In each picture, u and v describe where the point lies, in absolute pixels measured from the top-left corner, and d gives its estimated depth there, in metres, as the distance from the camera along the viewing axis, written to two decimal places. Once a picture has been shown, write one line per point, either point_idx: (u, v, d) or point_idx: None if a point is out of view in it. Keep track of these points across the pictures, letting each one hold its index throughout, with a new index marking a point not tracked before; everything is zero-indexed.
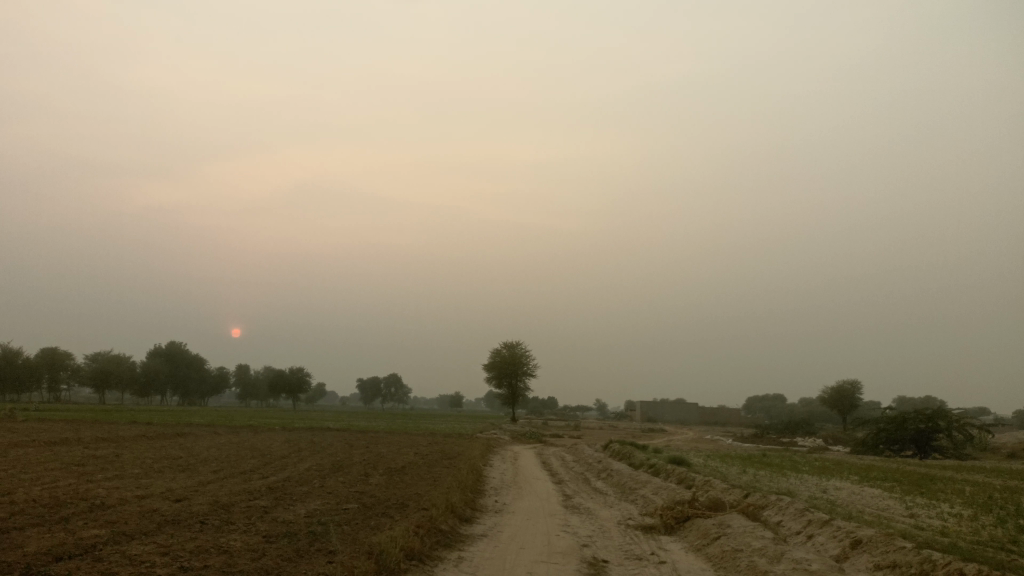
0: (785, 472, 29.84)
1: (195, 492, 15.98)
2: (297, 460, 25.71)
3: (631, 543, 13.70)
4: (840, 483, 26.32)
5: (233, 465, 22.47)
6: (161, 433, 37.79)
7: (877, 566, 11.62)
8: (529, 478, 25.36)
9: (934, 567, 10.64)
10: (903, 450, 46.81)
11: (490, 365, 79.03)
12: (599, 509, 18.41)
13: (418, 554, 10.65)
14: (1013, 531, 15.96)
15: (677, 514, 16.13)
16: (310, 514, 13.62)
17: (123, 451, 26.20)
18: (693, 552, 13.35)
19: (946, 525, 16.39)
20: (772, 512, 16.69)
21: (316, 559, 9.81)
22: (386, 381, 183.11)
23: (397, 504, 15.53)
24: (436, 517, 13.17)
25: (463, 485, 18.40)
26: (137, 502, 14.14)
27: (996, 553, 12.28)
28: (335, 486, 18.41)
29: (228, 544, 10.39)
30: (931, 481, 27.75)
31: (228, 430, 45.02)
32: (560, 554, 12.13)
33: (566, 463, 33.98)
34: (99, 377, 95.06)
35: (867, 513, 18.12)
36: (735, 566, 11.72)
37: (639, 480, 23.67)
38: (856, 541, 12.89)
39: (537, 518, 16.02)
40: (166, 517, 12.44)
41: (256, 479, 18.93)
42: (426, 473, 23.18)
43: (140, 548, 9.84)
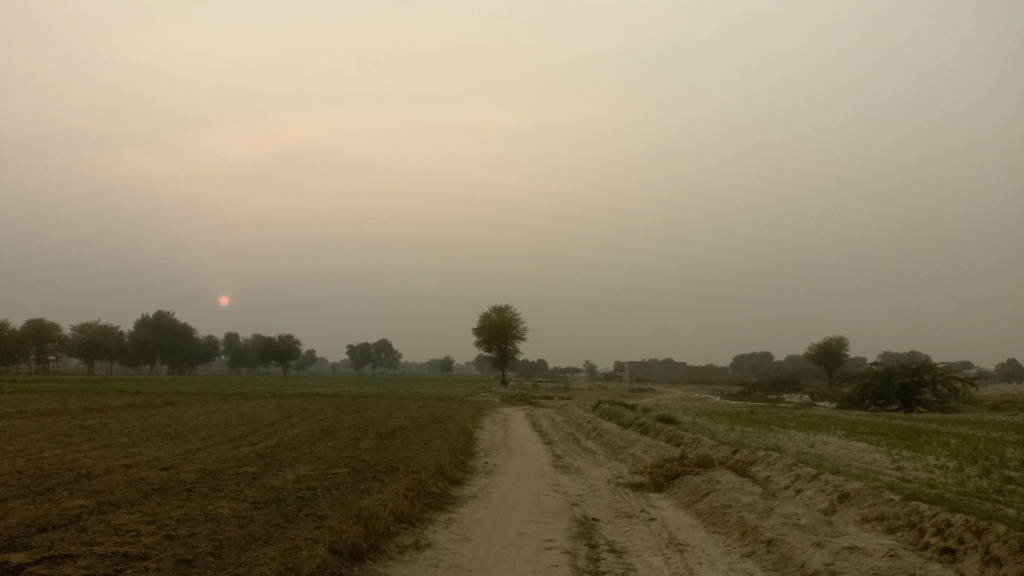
0: (773, 428, 30.10)
1: (183, 460, 15.88)
2: (286, 427, 25.68)
3: (621, 501, 13.73)
4: (827, 438, 26.58)
5: (222, 433, 22.38)
6: (150, 402, 37.72)
7: (865, 519, 11.70)
8: (519, 439, 25.45)
9: (922, 519, 10.69)
10: (889, 404, 47.36)
11: (480, 329, 78.95)
12: (589, 468, 18.49)
13: (408, 516, 10.60)
14: (998, 482, 16.13)
15: (667, 472, 16.19)
16: (299, 479, 13.53)
17: (111, 420, 26.09)
18: (682, 508, 13.41)
19: (932, 478, 16.56)
20: (760, 468, 16.81)
21: (304, 524, 9.72)
22: (376, 346, 183.27)
23: (387, 468, 15.49)
24: (426, 479, 13.14)
25: (453, 447, 18.39)
26: (124, 471, 14.02)
27: (983, 503, 12.39)
28: (324, 451, 18.35)
29: (215, 512, 10.29)
30: (917, 434, 28.07)
31: (218, 398, 44.98)
32: (550, 514, 12.13)
33: (555, 424, 34.16)
34: (87, 348, 94.60)
35: (854, 467, 18.27)
36: (724, 522, 11.76)
37: (628, 439, 23.78)
38: (844, 494, 12.97)
39: (527, 478, 16.04)
40: (153, 485, 12.30)
41: (245, 446, 18.86)
42: (416, 436, 23.20)
43: (125, 518, 9.70)
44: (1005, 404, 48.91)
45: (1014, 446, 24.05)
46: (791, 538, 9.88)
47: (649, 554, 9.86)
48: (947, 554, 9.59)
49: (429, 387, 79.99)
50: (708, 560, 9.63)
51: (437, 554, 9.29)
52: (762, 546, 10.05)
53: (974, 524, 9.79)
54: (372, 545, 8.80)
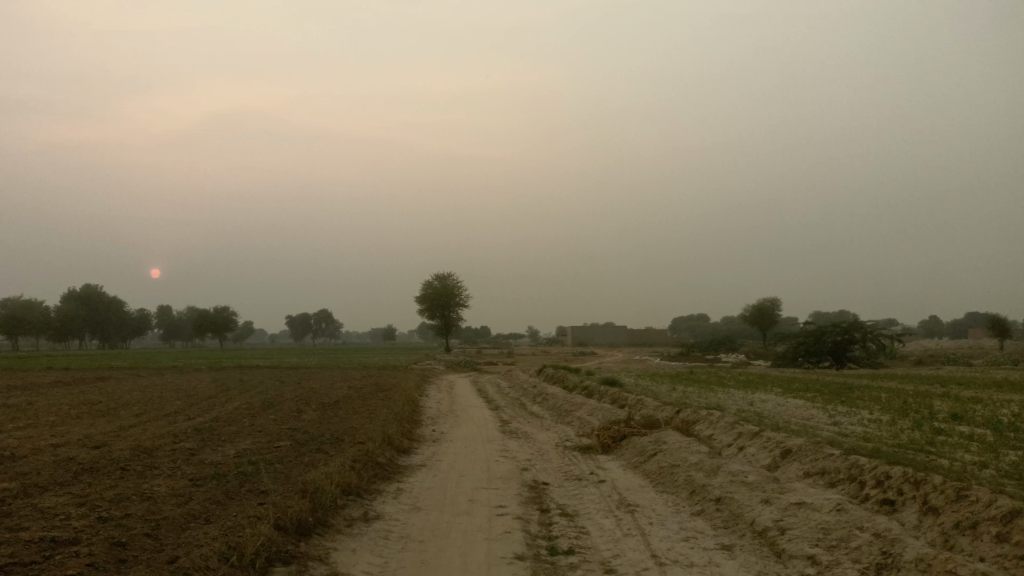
0: (713, 388, 30.72)
1: (116, 437, 15.22)
2: (225, 400, 25.01)
3: (569, 465, 13.71)
4: (765, 395, 27.22)
5: (157, 408, 21.60)
6: (79, 378, 36.26)
7: (808, 473, 11.95)
8: (465, 405, 25.35)
9: (862, 472, 10.94)
10: (821, 361, 48.87)
11: (422, 297, 78.22)
12: (537, 433, 18.47)
13: (355, 488, 10.33)
14: (931, 433, 16.72)
15: (614, 433, 16.27)
16: (240, 454, 13.08)
17: (37, 399, 24.93)
18: (631, 470, 13.48)
19: (868, 431, 17.06)
20: (703, 426, 17.05)
21: (247, 501, 9.35)
22: (315, 316, 180.27)
23: (331, 439, 15.13)
24: (373, 450, 12.86)
25: (398, 416, 18.12)
26: (52, 451, 13.34)
27: (918, 455, 12.77)
28: (266, 424, 17.85)
29: (151, 490, 9.84)
30: (849, 390, 28.99)
31: (151, 373, 43.56)
32: (500, 480, 12.01)
33: (501, 390, 34.20)
34: (10, 325, 90.40)
35: (793, 423, 18.73)
36: (673, 482, 11.86)
37: (574, 402, 23.91)
38: (786, 450, 13.21)
39: (476, 445, 15.92)
40: (83, 465, 11.72)
41: (181, 421, 18.22)
42: (360, 406, 22.84)
43: (53, 501, 9.17)
44: (928, 359, 51.11)
45: (941, 397, 25.10)
46: (740, 496, 9.99)
47: (601, 516, 9.82)
48: (886, 505, 9.84)
49: (373, 356, 79.18)
50: (659, 520, 9.65)
51: (388, 526, 9.07)
52: (711, 504, 10.14)
53: (912, 475, 10.03)
54: (319, 520, 8.52)
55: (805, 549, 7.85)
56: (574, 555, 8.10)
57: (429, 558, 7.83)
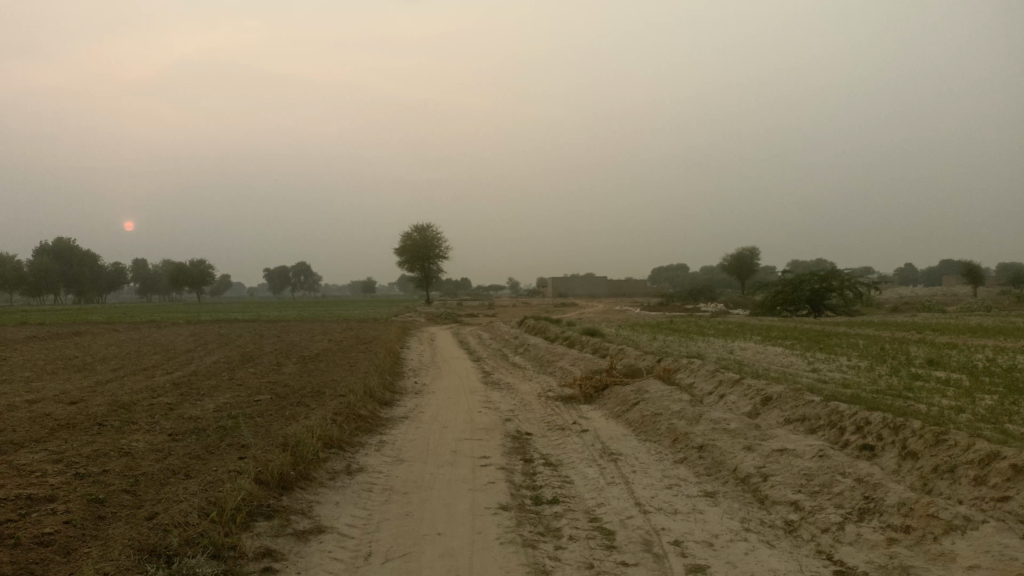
0: (693, 336, 30.96)
1: (93, 392, 14.99)
2: (204, 354, 24.79)
3: (552, 415, 13.71)
4: (745, 344, 27.46)
5: (134, 363, 21.33)
6: (55, 333, 35.83)
7: (788, 420, 12.04)
8: (447, 357, 25.33)
9: (842, 419, 11.02)
10: (799, 310, 49.30)
11: (401, 249, 77.67)
12: (519, 383, 18.51)
13: (337, 442, 10.24)
14: (907, 379, 16.94)
15: (596, 383, 16.29)
16: (220, 408, 12.93)
17: (11, 354, 24.56)
18: (613, 419, 13.52)
19: (846, 378, 17.26)
20: (684, 375, 17.13)
21: (228, 455, 9.23)
22: (293, 269, 178.94)
23: (313, 392, 15.02)
24: (355, 402, 12.75)
25: (380, 368, 18.04)
26: (27, 407, 13.10)
27: (896, 401, 12.91)
28: (245, 378, 17.69)
29: (129, 446, 9.68)
30: (827, 337, 29.31)
31: (128, 327, 43.14)
32: (484, 431, 11.98)
33: (482, 341, 34.25)
34: None
35: (773, 371, 18.88)
36: (655, 430, 11.89)
37: (556, 352, 23.96)
38: (766, 398, 13.29)
39: (458, 396, 15.89)
40: (59, 421, 11.52)
41: (159, 375, 18.02)
42: (341, 359, 22.74)
43: (27, 457, 8.99)
44: (903, 307, 51.78)
45: (916, 344, 25.44)
46: (722, 443, 10.02)
47: (585, 465, 9.82)
48: (866, 450, 9.93)
49: (354, 308, 79.01)
50: (642, 468, 9.68)
51: (371, 478, 9.00)
52: (694, 451, 10.19)
53: (891, 420, 10.10)
54: (301, 473, 8.42)
55: (789, 495, 7.89)
56: (558, 504, 8.08)
57: (413, 510, 7.77)
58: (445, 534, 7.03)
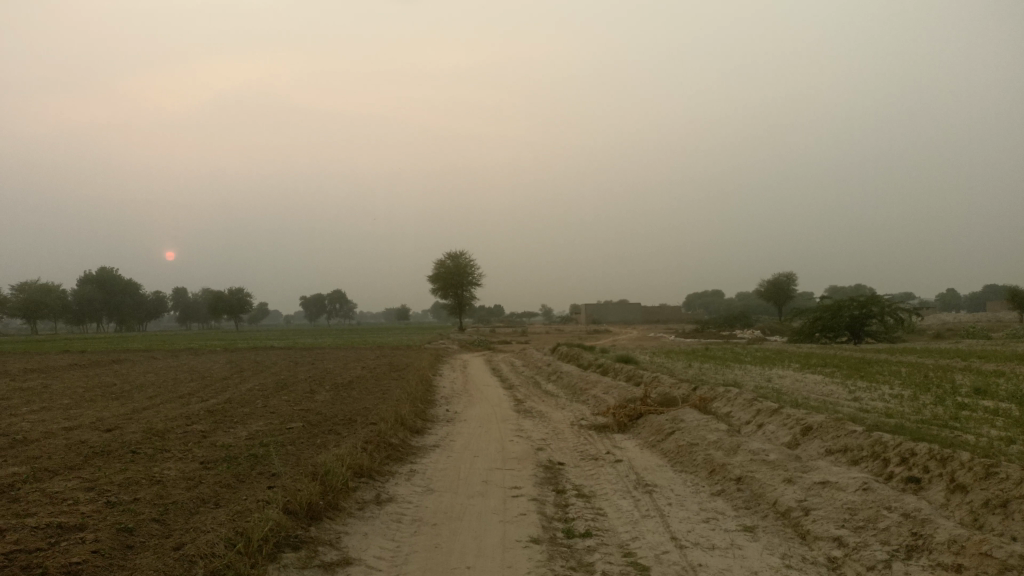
0: (730, 364, 30.45)
1: (129, 420, 15.14)
2: (239, 380, 25.03)
3: (585, 444, 13.49)
4: (783, 372, 26.89)
5: (171, 390, 21.57)
6: (96, 361, 36.56)
7: (829, 451, 11.67)
8: (479, 385, 25.20)
9: (886, 450, 10.63)
10: (839, 336, 48.28)
11: (435, 277, 78.06)
12: (551, 411, 18.31)
13: (367, 471, 10.15)
14: (953, 409, 16.38)
15: (630, 412, 16.01)
16: (251, 436, 12.94)
17: (52, 381, 25.05)
18: (648, 448, 13.24)
19: (889, 407, 16.76)
20: (721, 403, 16.78)
21: (257, 484, 9.19)
22: (329, 297, 180.82)
23: (344, 420, 14.98)
24: (386, 431, 12.67)
25: (412, 396, 17.99)
26: (64, 434, 13.27)
27: (942, 431, 12.47)
28: (279, 405, 17.76)
29: (161, 474, 9.71)
30: (869, 365, 28.62)
31: (166, 354, 43.82)
32: (515, 460, 11.80)
33: (515, 368, 34.08)
34: (29, 309, 91.29)
35: (813, 400, 18.40)
36: (691, 460, 11.60)
37: (589, 380, 23.72)
38: (806, 428, 12.91)
39: (490, 424, 15.74)
40: (94, 448, 11.60)
41: (194, 403, 18.17)
42: (374, 387, 22.73)
43: (61, 485, 9.03)
44: (947, 333, 50.46)
45: (962, 372, 24.69)
46: (761, 475, 9.72)
47: (618, 497, 9.59)
48: (912, 483, 9.55)
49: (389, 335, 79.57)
50: (678, 500, 9.42)
51: (400, 509, 8.89)
52: (731, 484, 9.89)
53: (938, 452, 9.71)
54: (330, 503, 8.34)
55: (831, 530, 7.58)
56: (591, 537, 7.87)
57: (442, 542, 7.63)
58: (475, 568, 6.87)
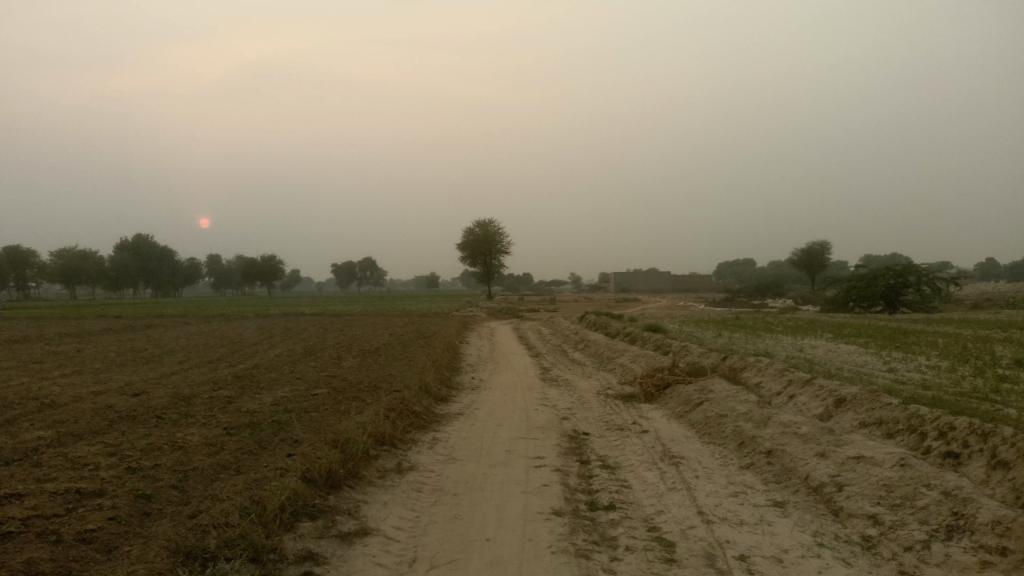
0: (760, 333, 29.94)
1: (156, 385, 15.24)
2: (267, 346, 25.16)
3: (611, 414, 13.27)
4: (816, 342, 26.36)
5: (199, 355, 21.74)
6: (128, 326, 36.99)
7: (863, 424, 11.31)
8: (506, 353, 25.05)
9: (923, 423, 10.24)
10: (873, 306, 47.34)
11: (464, 245, 77.88)
12: (577, 380, 18.11)
13: (389, 439, 10.02)
14: (993, 381, 15.88)
15: (658, 382, 15.75)
16: (276, 402, 12.93)
17: (85, 346, 25.41)
18: (676, 419, 12.98)
19: (926, 379, 16.28)
20: (751, 374, 16.44)
21: (278, 451, 9.12)
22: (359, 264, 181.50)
23: (369, 387, 14.90)
24: (410, 398, 12.56)
25: (437, 363, 17.89)
26: (91, 398, 13.35)
27: (982, 404, 12.04)
28: (305, 371, 17.79)
29: (183, 439, 9.69)
30: (904, 335, 28.01)
31: (198, 319, 44.46)
32: (540, 430, 11.61)
33: (543, 336, 33.95)
34: (66, 274, 93.05)
35: (846, 370, 17.97)
36: (719, 432, 11.32)
37: (616, 349, 23.44)
38: (839, 399, 12.54)
39: (515, 393, 15.58)
40: (120, 413, 11.64)
41: (221, 368, 18.27)
42: (400, 353, 22.69)
43: (83, 450, 9.04)
44: (985, 303, 49.25)
45: (1001, 343, 24.02)
46: (793, 449, 9.41)
47: (644, 469, 9.37)
48: (950, 458, 9.18)
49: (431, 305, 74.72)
50: (706, 474, 9.16)
51: (420, 478, 8.75)
52: (761, 457, 9.60)
53: (979, 427, 9.30)
54: (350, 472, 8.22)
55: (866, 507, 7.29)
56: (615, 510, 7.65)
57: (462, 513, 7.46)
58: (495, 540, 6.69)
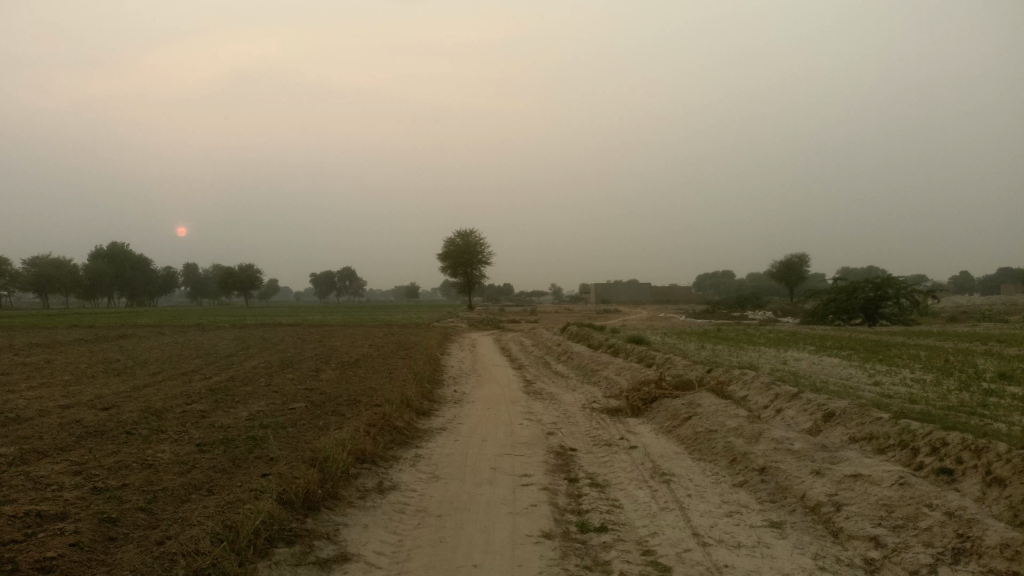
0: (743, 346, 29.84)
1: (127, 398, 14.72)
2: (244, 358, 24.61)
3: (598, 429, 12.94)
4: (799, 354, 26.25)
5: (173, 367, 21.16)
6: (101, 336, 36.28)
7: (853, 439, 11.08)
8: (487, 365, 24.72)
9: (915, 438, 10.03)
10: (852, 318, 47.50)
11: (444, 255, 77.41)
12: (562, 393, 17.80)
13: (370, 456, 9.65)
14: (979, 395, 15.75)
15: (644, 396, 15.48)
16: (252, 417, 12.49)
17: (55, 357, 24.67)
18: (664, 434, 12.71)
19: (912, 393, 16.15)
20: (737, 387, 16.23)
21: (254, 470, 8.72)
22: (339, 274, 179.88)
23: (348, 401, 14.49)
24: (391, 413, 12.17)
25: (419, 375, 17.52)
26: (58, 412, 12.81)
27: (971, 419, 11.87)
28: (282, 384, 17.33)
29: (153, 457, 9.24)
30: (886, 347, 27.99)
31: (174, 329, 43.60)
32: (525, 446, 11.25)
33: (525, 347, 33.68)
34: (39, 283, 91.20)
35: (832, 384, 17.78)
36: (710, 448, 11.06)
37: (600, 361, 23.17)
38: (828, 414, 12.34)
39: (498, 407, 15.24)
40: (88, 429, 11.13)
41: (196, 381, 17.74)
42: (380, 365, 22.28)
43: (47, 468, 8.57)
44: (962, 315, 49.58)
45: (983, 356, 23.99)
46: (787, 466, 9.15)
47: (635, 487, 9.07)
48: (944, 475, 8.97)
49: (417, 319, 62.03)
50: (698, 492, 8.87)
51: (403, 498, 8.38)
52: (754, 475, 9.33)
53: (972, 443, 9.11)
54: (329, 492, 7.84)
55: (867, 528, 7.03)
56: (607, 532, 7.35)
57: (447, 536, 7.12)
58: (483, 566, 6.35)
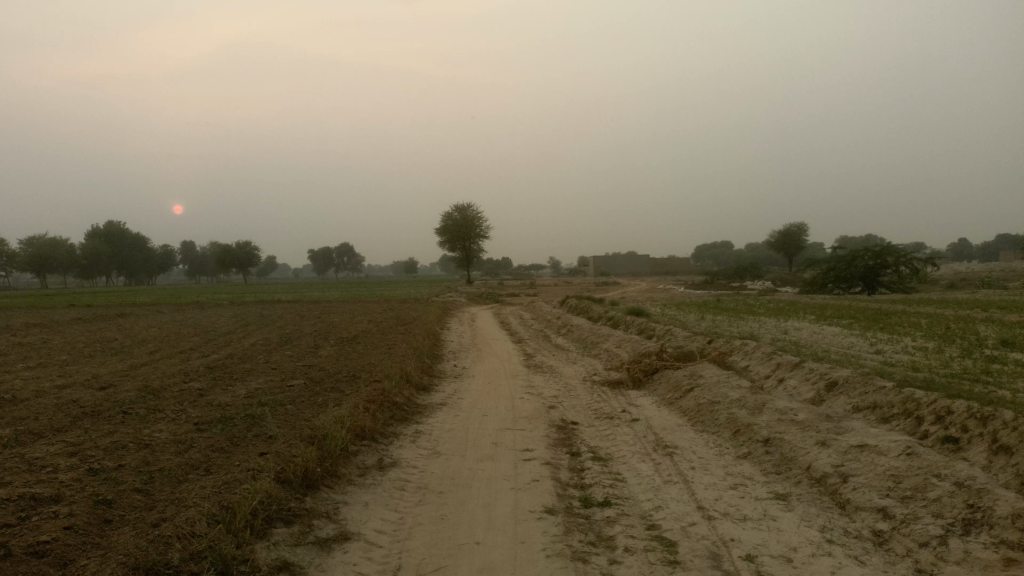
0: (743, 316, 29.71)
1: (125, 377, 14.58)
2: (243, 335, 24.48)
3: (599, 402, 12.84)
4: (799, 323, 26.17)
5: (171, 345, 21.02)
6: (99, 315, 36.02)
7: (856, 408, 10.98)
8: (488, 339, 24.60)
9: (919, 407, 9.93)
10: (851, 287, 47.35)
11: (443, 230, 77.01)
12: (562, 366, 17.70)
13: (369, 433, 9.54)
14: (982, 362, 15.67)
15: (645, 368, 15.38)
16: (251, 394, 12.37)
17: (53, 337, 24.52)
18: (665, 406, 12.61)
19: (914, 361, 16.06)
20: (739, 358, 16.12)
21: (252, 449, 8.60)
22: (337, 251, 179.23)
23: (347, 377, 14.38)
24: (390, 389, 12.05)
25: (418, 350, 17.39)
26: (54, 393, 12.67)
27: (975, 386, 11.79)
28: (281, 361, 17.21)
29: (149, 437, 9.12)
30: (886, 315, 27.90)
31: (173, 307, 43.36)
32: (526, 420, 11.13)
33: (525, 321, 33.58)
34: (36, 262, 90.75)
35: (834, 353, 17.69)
36: (712, 420, 10.96)
37: (600, 333, 23.07)
38: (831, 383, 12.23)
39: (498, 381, 15.13)
40: (85, 409, 11.00)
41: (193, 359, 17.61)
42: (379, 341, 22.17)
43: (42, 450, 8.44)
44: (961, 282, 49.49)
45: (984, 322, 23.90)
46: (792, 437, 9.04)
47: (638, 461, 8.96)
48: (950, 443, 8.87)
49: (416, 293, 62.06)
50: (702, 465, 8.77)
51: (403, 475, 8.28)
52: (758, 446, 9.22)
53: (978, 411, 9.00)
54: (328, 471, 7.73)
55: (874, 499, 6.93)
56: (610, 507, 7.24)
57: (449, 513, 7.02)
58: (485, 543, 6.25)
